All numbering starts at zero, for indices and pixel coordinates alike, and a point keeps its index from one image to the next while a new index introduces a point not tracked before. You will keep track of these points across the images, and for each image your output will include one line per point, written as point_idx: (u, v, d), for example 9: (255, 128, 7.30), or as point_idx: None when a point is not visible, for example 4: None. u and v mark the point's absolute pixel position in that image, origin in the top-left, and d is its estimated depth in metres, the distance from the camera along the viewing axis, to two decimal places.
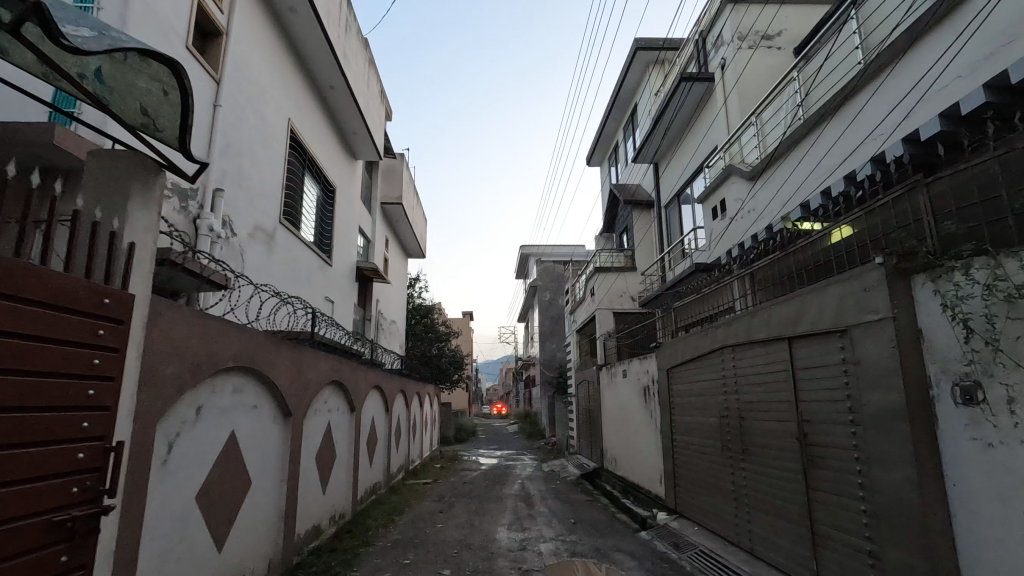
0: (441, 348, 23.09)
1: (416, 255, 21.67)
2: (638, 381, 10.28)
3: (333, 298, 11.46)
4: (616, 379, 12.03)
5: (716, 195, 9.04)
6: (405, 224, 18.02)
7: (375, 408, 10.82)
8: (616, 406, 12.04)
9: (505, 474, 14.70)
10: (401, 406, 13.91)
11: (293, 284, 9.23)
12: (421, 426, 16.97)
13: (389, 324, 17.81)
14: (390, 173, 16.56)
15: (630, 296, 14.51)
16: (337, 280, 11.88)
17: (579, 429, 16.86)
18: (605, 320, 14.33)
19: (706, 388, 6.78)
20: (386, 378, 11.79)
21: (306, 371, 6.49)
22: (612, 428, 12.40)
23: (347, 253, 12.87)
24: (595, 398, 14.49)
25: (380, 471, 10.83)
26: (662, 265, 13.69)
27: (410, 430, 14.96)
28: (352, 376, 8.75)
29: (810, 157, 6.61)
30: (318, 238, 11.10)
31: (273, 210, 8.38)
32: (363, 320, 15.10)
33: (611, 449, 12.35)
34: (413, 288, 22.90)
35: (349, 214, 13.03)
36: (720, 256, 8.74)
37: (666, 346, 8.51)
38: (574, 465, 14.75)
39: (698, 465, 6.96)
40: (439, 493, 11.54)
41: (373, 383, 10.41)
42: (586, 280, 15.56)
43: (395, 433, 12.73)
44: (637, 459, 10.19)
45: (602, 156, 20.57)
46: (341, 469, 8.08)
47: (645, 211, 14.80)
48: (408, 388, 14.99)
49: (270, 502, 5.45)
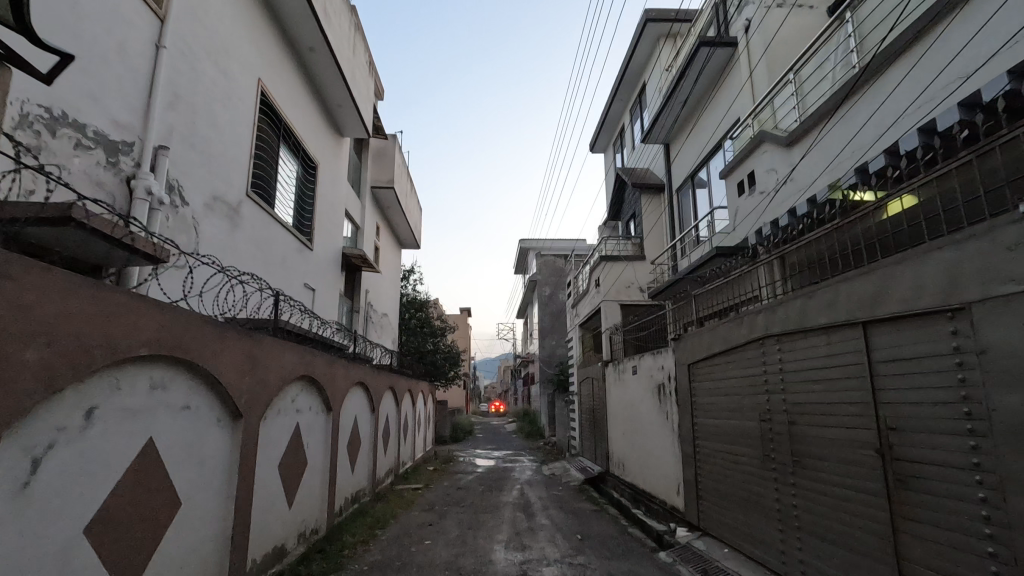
0: (436, 344, 22.03)
1: (410, 245, 20.59)
2: (650, 379, 9.27)
3: (313, 286, 10.39)
4: (625, 376, 11.01)
5: (742, 168, 7.99)
6: (397, 211, 16.95)
7: (359, 407, 9.78)
8: (624, 406, 11.02)
9: (502, 478, 13.66)
10: (391, 405, 12.87)
11: (264, 267, 8.19)
12: (414, 426, 15.88)
13: (380, 318, 16.75)
14: (381, 156, 15.57)
15: (638, 287, 13.46)
16: (319, 267, 10.83)
17: (581, 429, 15.84)
18: (612, 314, 13.28)
19: (740, 387, 5.72)
20: (373, 375, 10.77)
21: (270, 363, 5.49)
22: (619, 429, 11.39)
23: (331, 239, 11.79)
24: (599, 397, 13.46)
25: (365, 478, 9.82)
26: (673, 253, 12.66)
27: (401, 430, 13.92)
28: (330, 372, 7.72)
29: (869, 112, 5.55)
30: (295, 219, 10.04)
31: (240, 181, 7.35)
32: (350, 311, 14.06)
33: (619, 453, 11.35)
34: (407, 280, 21.81)
35: (334, 195, 11.96)
36: (747, 237, 7.70)
37: (687, 339, 7.47)
38: (577, 468, 13.74)
39: (729, 477, 5.92)
40: (430, 500, 10.52)
41: (357, 380, 9.37)
42: (590, 270, 14.51)
43: (383, 434, 11.69)
44: (649, 465, 9.19)
45: (607, 142, 19.51)
46: (315, 478, 7.07)
47: (655, 196, 13.75)
48: (399, 385, 13.95)
49: (216, 523, 4.46)
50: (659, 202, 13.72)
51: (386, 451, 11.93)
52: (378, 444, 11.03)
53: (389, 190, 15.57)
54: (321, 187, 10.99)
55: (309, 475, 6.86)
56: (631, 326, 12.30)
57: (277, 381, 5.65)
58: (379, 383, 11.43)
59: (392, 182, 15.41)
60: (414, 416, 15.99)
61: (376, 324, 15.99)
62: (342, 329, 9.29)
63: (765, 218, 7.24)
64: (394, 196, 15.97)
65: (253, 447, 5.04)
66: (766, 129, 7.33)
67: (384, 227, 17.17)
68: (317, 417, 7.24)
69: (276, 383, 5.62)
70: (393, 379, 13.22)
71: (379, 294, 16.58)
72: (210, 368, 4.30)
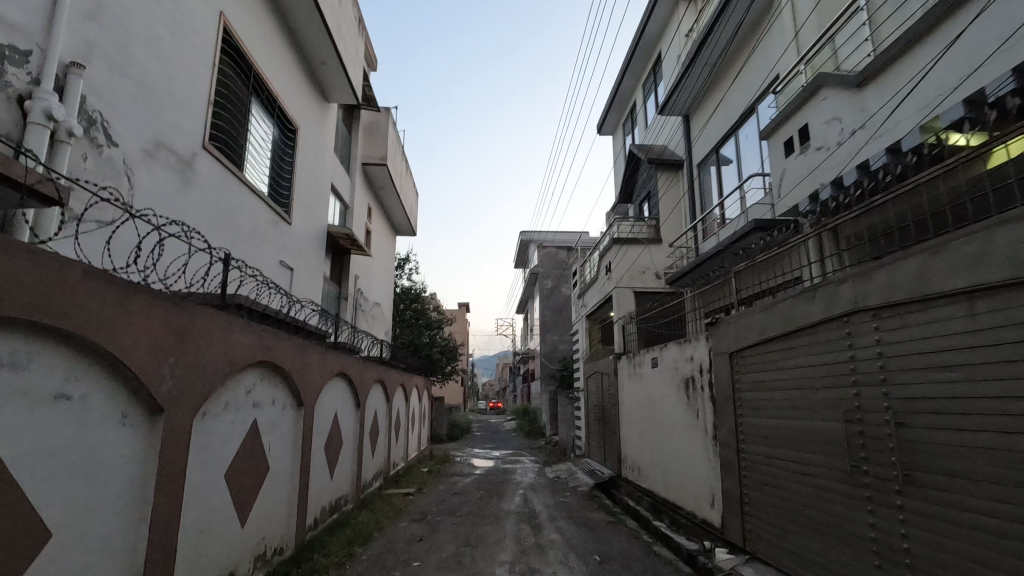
0: (433, 337, 20.82)
1: (406, 231, 19.36)
2: (675, 372, 8.06)
3: (291, 264, 9.17)
4: (642, 370, 9.80)
5: (789, 124, 6.80)
6: (391, 191, 15.72)
7: (342, 401, 8.57)
8: (641, 403, 9.82)
9: (503, 481, 12.47)
10: (380, 402, 11.62)
11: (225, 237, 6.99)
12: (407, 424, 14.63)
13: (371, 306, 15.51)
14: (373, 131, 14.38)
15: (653, 273, 12.24)
16: (299, 244, 9.62)
17: (588, 429, 14.62)
18: (625, 302, 12.05)
19: (812, 379, 4.50)
20: (359, 366, 9.56)
21: (214, 344, 4.31)
22: (634, 430, 10.22)
23: (316, 215, 10.59)
24: (610, 393, 12.27)
25: (347, 483, 8.61)
26: (695, 235, 11.50)
27: (392, 429, 12.68)
28: (304, 360, 6.54)
29: (983, 31, 4.38)
30: (271, 187, 8.85)
31: (195, 129, 6.15)
32: (337, 298, 12.85)
33: (635, 456, 10.15)
34: (401, 270, 20.56)
35: (319, 166, 10.75)
36: (798, 203, 6.51)
37: (726, 324, 6.26)
38: (584, 472, 12.52)
39: (790, 490, 4.76)
40: (422, 507, 9.33)
41: (338, 371, 8.16)
42: (600, 255, 13.29)
43: (370, 433, 10.45)
44: (673, 471, 8.00)
45: (616, 122, 18.32)
46: (279, 486, 5.87)
47: (672, 173, 12.53)
48: (391, 380, 12.74)
49: (120, 555, 3.28)
50: (677, 180, 12.51)
51: (374, 452, 10.71)
52: (365, 445, 9.82)
53: (381, 168, 14.34)
54: (302, 155, 9.77)
55: (272, 483, 5.67)
56: (649, 315, 11.06)
57: (224, 367, 4.46)
58: (367, 376, 10.22)
59: (385, 159, 14.19)
60: (406, 413, 14.77)
61: (366, 313, 14.77)
62: (321, 312, 8.08)
63: (825, 179, 6.04)
64: (388, 175, 14.75)
65: (183, 451, 3.87)
66: (826, 71, 6.14)
67: (376, 208, 15.91)
68: (284, 414, 6.05)
69: (221, 369, 4.45)
70: (384, 372, 11.98)
71: (371, 280, 15.35)
72: (107, 342, 3.10)
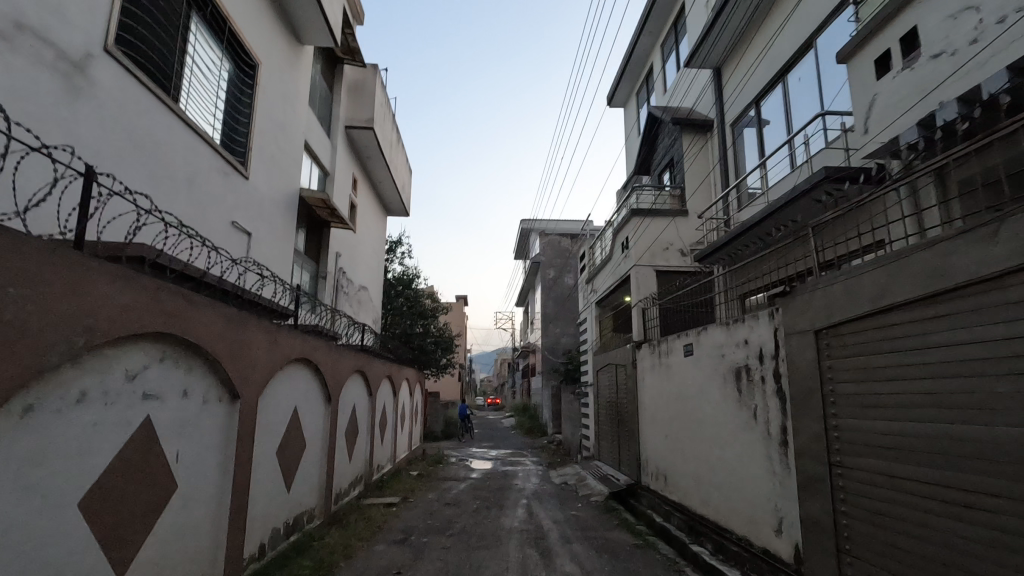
0: (427, 326, 19.19)
1: (397, 210, 17.73)
2: (720, 360, 6.48)
3: (248, 228, 7.55)
4: (671, 360, 8.21)
5: (882, 33, 5.20)
6: (380, 162, 14.10)
7: (307, 395, 6.96)
8: (668, 400, 8.26)
9: (502, 488, 10.91)
10: (361, 397, 10.01)
11: (146, 180, 5.39)
12: (395, 421, 13.04)
13: (356, 290, 13.89)
14: (358, 91, 12.76)
15: (679, 249, 10.46)
16: (262, 206, 8.01)
17: (597, 428, 13.05)
18: (645, 284, 10.37)
19: (1003, 362, 2.95)
20: (332, 354, 7.96)
21: (58, 298, 2.73)
22: (659, 431, 8.65)
23: (285, 174, 8.97)
24: (625, 388, 10.70)
25: (314, 494, 7.04)
26: (727, 205, 10.02)
27: (376, 427, 11.10)
28: (246, 338, 4.96)
29: None
30: (225, 135, 7.26)
31: (91, 22, 4.55)
32: (313, 277, 11.21)
33: (660, 462, 8.59)
34: (392, 254, 18.92)
35: (291, 118, 9.14)
36: (900, 134, 4.89)
37: (805, 292, 4.67)
38: (595, 477, 10.98)
39: (952, 532, 3.22)
40: (406, 522, 7.78)
41: (300, 357, 6.54)
42: (615, 231, 11.64)
43: (347, 433, 8.84)
44: (715, 483, 6.46)
45: (629, 91, 16.72)
46: (202, 507, 4.31)
47: (699, 137, 10.92)
48: (375, 371, 11.15)
49: None
50: (705, 144, 10.90)
51: (353, 455, 9.13)
52: (339, 447, 8.23)
53: (367, 132, 12.72)
54: (267, 99, 8.16)
55: (190, 506, 4.09)
56: (676, 297, 9.46)
57: (80, 337, 2.87)
58: (344, 365, 8.63)
59: (371, 123, 12.57)
60: (395, 410, 13.18)
61: (349, 297, 13.14)
62: (280, 284, 6.49)
63: (949, 96, 4.46)
64: (374, 142, 13.12)
65: None
66: None
67: (363, 180, 14.27)
68: (215, 409, 4.48)
69: (75, 341, 2.87)
70: (367, 361, 10.37)
71: (355, 261, 13.72)
72: None
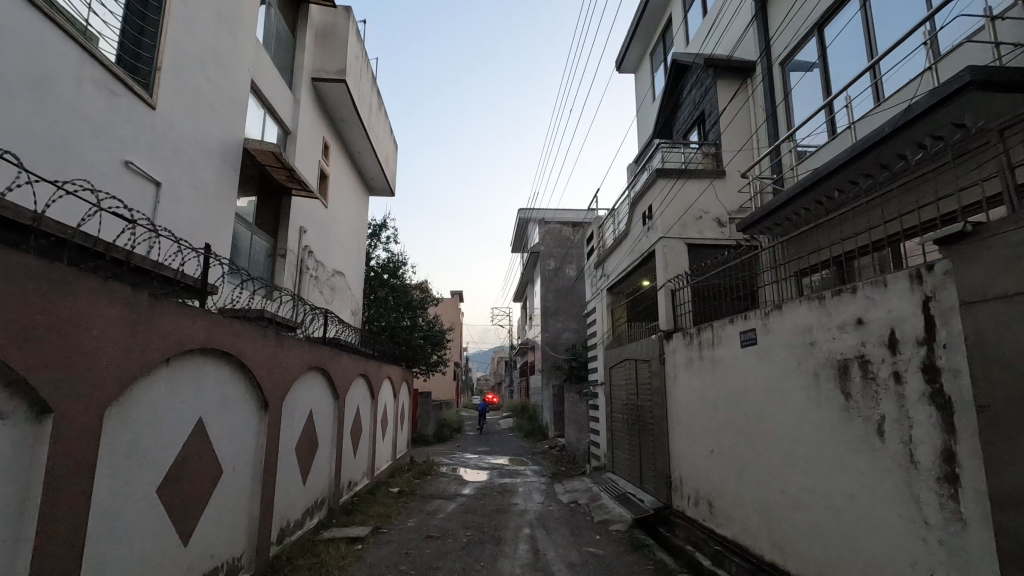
0: (416, 319, 17.16)
1: (381, 189, 15.77)
2: (809, 351, 4.56)
3: (155, 174, 5.61)
4: (720, 352, 6.26)
5: None
6: (357, 126, 12.14)
7: (231, 401, 5.01)
8: (715, 404, 6.35)
9: (499, 510, 9.03)
10: (326, 402, 8.01)
11: None
12: (373, 429, 11.07)
13: (328, 275, 11.88)
14: (328, 38, 10.80)
15: (716, 218, 8.50)
16: (180, 149, 6.05)
17: (611, 435, 11.18)
18: (675, 261, 8.39)
19: None
20: (276, 345, 6.01)
21: None
22: (702, 444, 6.72)
23: (223, 117, 7.02)
24: (649, 390, 8.78)
25: (240, 537, 5.09)
26: (778, 162, 8.13)
27: (347, 437, 9.14)
28: (82, 312, 3.03)
29: None
30: (122, 47, 5.26)
31: None
32: (269, 255, 9.23)
33: (704, 485, 6.66)
34: (376, 239, 16.96)
35: (232, 45, 7.19)
36: None
37: (1009, 228, 2.77)
38: (612, 496, 9.11)
39: None
40: (373, 568, 5.90)
41: (214, 347, 4.59)
42: (636, 200, 9.68)
43: (301, 449, 6.86)
44: (805, 523, 4.54)
45: (642, 52, 14.81)
46: None
47: (738, 84, 9.02)
48: (348, 368, 9.17)
49: None
50: (744, 92, 9.00)
51: (310, 474, 7.16)
52: (286, 467, 6.27)
53: (338, 87, 10.76)
54: (189, 11, 6.19)
55: None
56: (718, 273, 7.54)
57: None
58: (298, 361, 6.70)
59: (343, 74, 10.61)
60: (373, 415, 11.15)
61: (319, 282, 11.14)
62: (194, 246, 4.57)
63: None
64: (348, 100, 11.16)
65: None
66: None
67: (336, 147, 12.27)
68: None
69: None
70: (335, 357, 8.39)
71: (327, 241, 11.74)
72: None
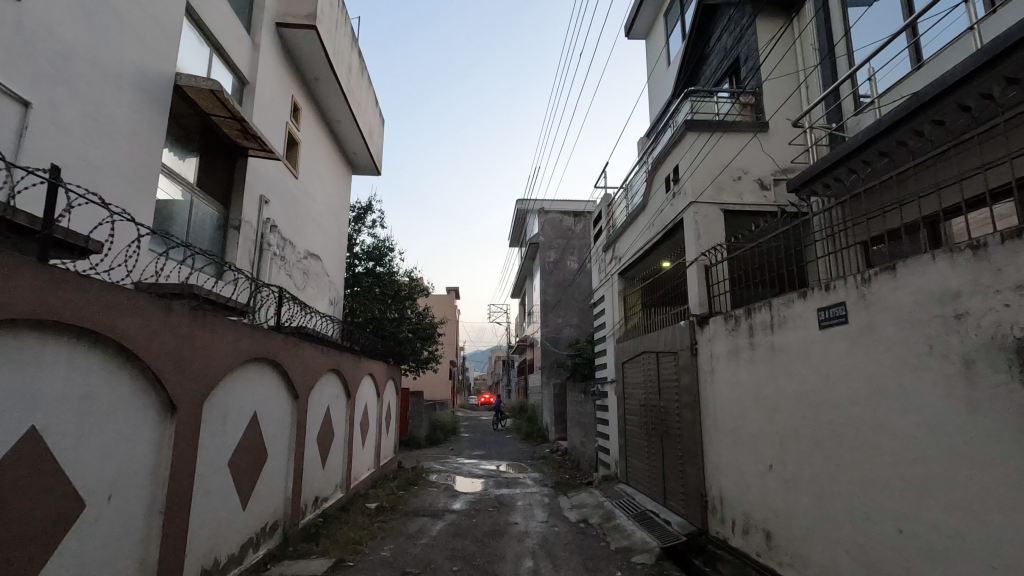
0: (406, 311, 15.64)
1: (365, 166, 14.23)
2: (956, 327, 3.07)
3: (22, 92, 4.11)
4: (784, 338, 4.76)
5: None
6: (332, 86, 10.61)
7: (114, 402, 3.53)
8: (775, 405, 4.89)
9: (495, 531, 7.57)
10: (283, 401, 6.46)
11: None
12: (351, 433, 9.59)
13: (300, 257, 10.34)
14: None
15: (757, 180, 7.00)
16: (67, 66, 4.54)
17: (624, 441, 9.72)
18: (709, 231, 6.86)
19: None
20: (198, 326, 4.50)
21: None
22: (755, 458, 5.23)
23: (143, 41, 5.52)
24: (674, 388, 7.29)
25: None
26: (836, 110, 6.63)
27: (313, 443, 7.63)
28: None
29: None
30: None
31: None
32: (219, 227, 7.72)
33: (756, 509, 5.17)
34: (360, 223, 15.42)
35: None
36: None
37: None
38: (630, 515, 7.65)
39: None
40: None
41: (71, 324, 3.10)
42: (658, 161, 8.17)
43: (244, 461, 5.38)
44: None
45: (655, 12, 13.26)
46: None
47: (782, 21, 7.50)
48: (315, 362, 7.60)
49: None
50: (790, 31, 7.48)
51: (253, 492, 5.62)
52: (214, 489, 4.76)
53: (307, 35, 9.23)
54: None
55: None
56: (768, 242, 6.03)
57: None
58: (237, 350, 5.18)
59: (312, 20, 9.09)
60: (350, 416, 9.59)
61: (287, 263, 9.61)
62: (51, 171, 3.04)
63: None
64: (319, 52, 9.64)
65: None
66: None
67: (309, 112, 10.73)
68: None
69: None
70: (295, 347, 6.83)
71: (298, 217, 10.19)
72: None
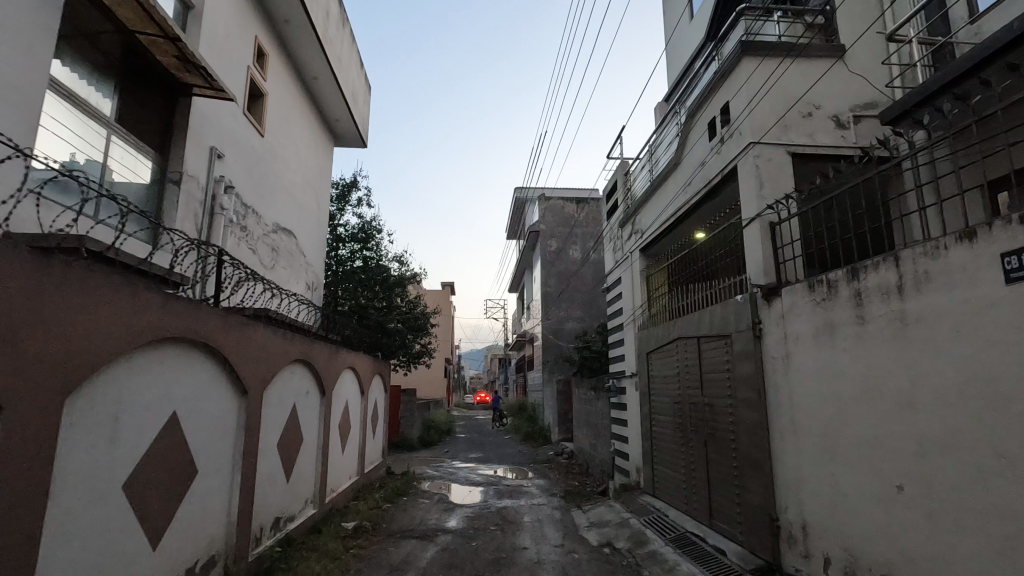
0: (396, 299, 14.08)
1: (349, 136, 12.64)
2: None
3: None
4: (929, 303, 3.30)
5: None
6: (307, 31, 9.07)
7: None
8: (912, 399, 3.42)
9: (501, 559, 6.05)
10: (225, 396, 4.92)
11: None
12: (327, 436, 8.06)
13: (267, 231, 8.78)
14: None
15: (834, 116, 5.53)
16: None
17: (649, 445, 8.22)
18: (775, 179, 5.37)
19: None
20: (54, 288, 2.89)
21: None
22: (868, 474, 3.77)
23: None
24: (726, 380, 5.80)
25: None
26: (940, 24, 5.21)
27: (273, 450, 6.09)
28: None
29: None
30: None
31: None
32: (156, 182, 6.18)
33: (871, 544, 3.73)
34: (342, 201, 13.83)
35: None
36: None
37: None
38: (668, 539, 6.15)
39: None
40: None
41: None
42: (700, 102, 6.70)
43: (160, 473, 3.90)
44: None
45: None
46: None
47: None
48: (276, 348, 6.09)
49: None
50: None
51: (171, 524, 4.06)
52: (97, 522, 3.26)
53: None
54: None
55: None
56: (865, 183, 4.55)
57: None
58: (137, 330, 3.59)
59: None
60: (326, 416, 8.03)
61: (249, 235, 8.05)
62: None
63: None
64: None
65: None
66: None
67: (278, 61, 9.16)
68: None
69: None
70: (245, 328, 5.31)
71: (265, 183, 8.64)
72: None
